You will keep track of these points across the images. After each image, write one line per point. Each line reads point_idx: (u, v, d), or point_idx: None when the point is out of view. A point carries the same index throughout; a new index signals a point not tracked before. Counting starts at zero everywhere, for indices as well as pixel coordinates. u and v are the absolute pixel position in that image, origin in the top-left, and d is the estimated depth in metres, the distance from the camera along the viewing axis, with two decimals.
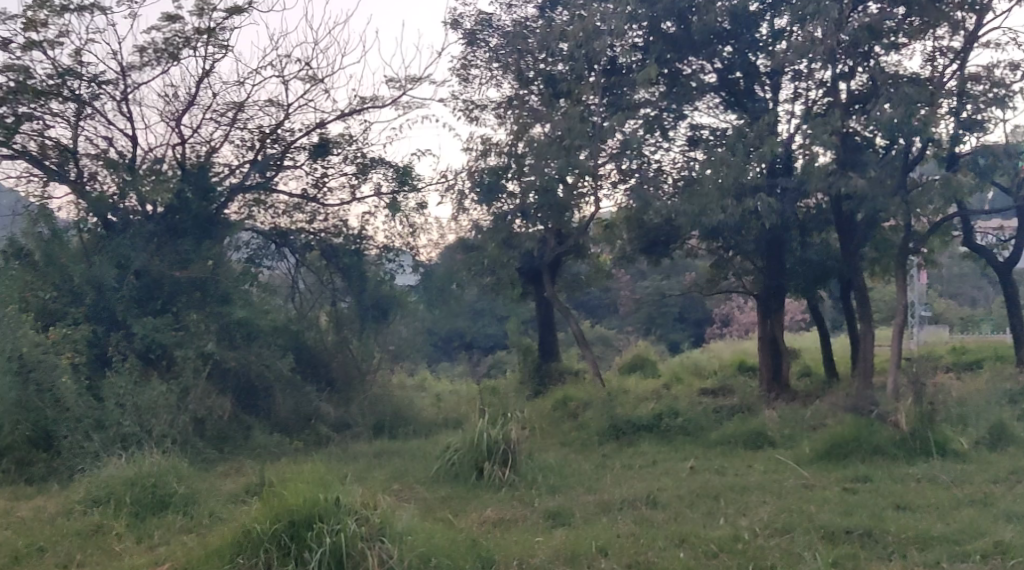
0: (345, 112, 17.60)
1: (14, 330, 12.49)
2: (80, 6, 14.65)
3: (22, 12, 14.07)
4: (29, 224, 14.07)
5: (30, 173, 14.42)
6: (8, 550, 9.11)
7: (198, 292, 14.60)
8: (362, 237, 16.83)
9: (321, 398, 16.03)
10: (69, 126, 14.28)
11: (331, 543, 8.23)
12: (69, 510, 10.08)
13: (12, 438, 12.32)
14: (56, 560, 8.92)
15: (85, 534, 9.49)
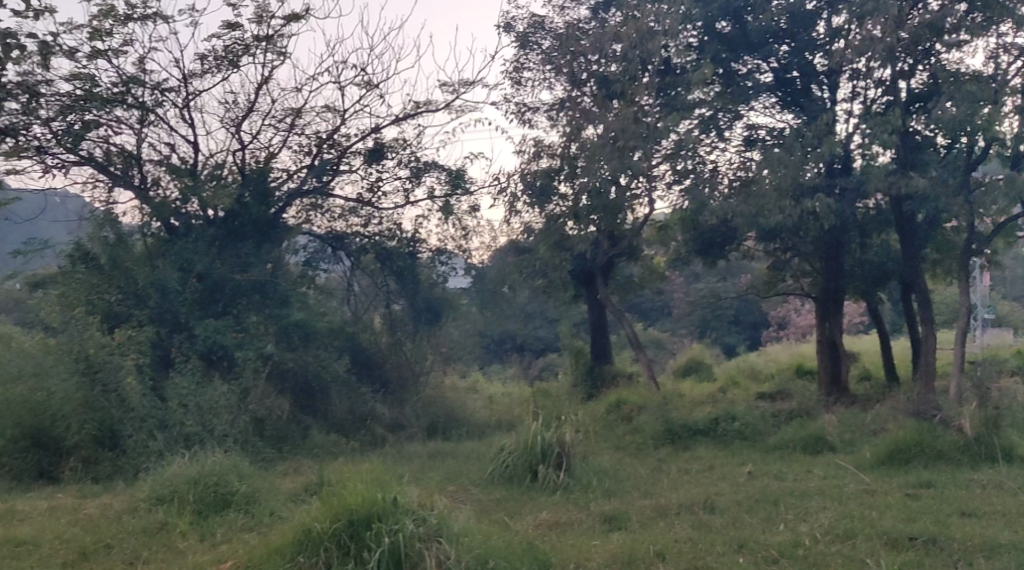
0: (399, 117, 17.76)
1: (82, 332, 12.73)
2: (144, 15, 14.87)
3: (89, 21, 14.30)
4: (95, 228, 14.33)
5: (95, 179, 14.53)
6: (76, 547, 9.25)
7: (258, 293, 14.81)
8: (416, 240, 16.98)
9: (376, 399, 16.06)
10: (133, 132, 14.44)
11: (389, 543, 8.23)
12: (133, 508, 10.17)
13: (78, 437, 12.48)
14: (122, 558, 9.02)
15: (150, 532, 9.57)
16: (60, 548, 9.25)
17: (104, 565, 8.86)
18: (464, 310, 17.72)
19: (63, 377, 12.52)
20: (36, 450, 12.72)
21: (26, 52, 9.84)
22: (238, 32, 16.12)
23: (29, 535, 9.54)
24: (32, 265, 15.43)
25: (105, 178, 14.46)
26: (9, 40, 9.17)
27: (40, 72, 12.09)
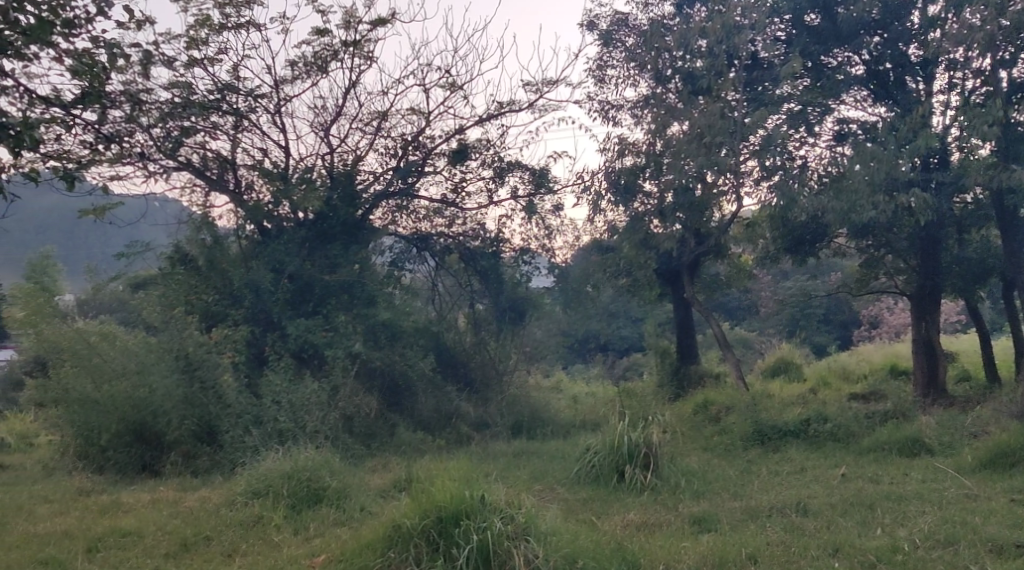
0: (482, 117, 17.77)
1: (181, 332, 13.38)
2: (238, 23, 15.13)
3: (186, 31, 14.57)
4: (193, 231, 14.82)
5: (193, 184, 14.78)
6: (177, 538, 9.39)
7: (346, 294, 15.01)
8: (500, 240, 16.99)
9: (461, 398, 16.06)
10: (228, 137, 14.68)
11: (478, 540, 8.19)
12: (231, 501, 10.28)
13: (178, 432, 12.82)
14: (221, 549, 9.14)
15: (247, 524, 9.69)
16: (163, 539, 9.41)
17: (203, 556, 8.99)
18: (548, 310, 17.54)
19: (165, 375, 12.99)
20: (138, 445, 12.95)
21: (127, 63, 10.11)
22: (327, 37, 16.33)
23: (132, 526, 9.75)
24: (138, 267, 15.21)
25: (203, 183, 14.67)
26: (111, 50, 9.43)
27: (141, 81, 12.34)
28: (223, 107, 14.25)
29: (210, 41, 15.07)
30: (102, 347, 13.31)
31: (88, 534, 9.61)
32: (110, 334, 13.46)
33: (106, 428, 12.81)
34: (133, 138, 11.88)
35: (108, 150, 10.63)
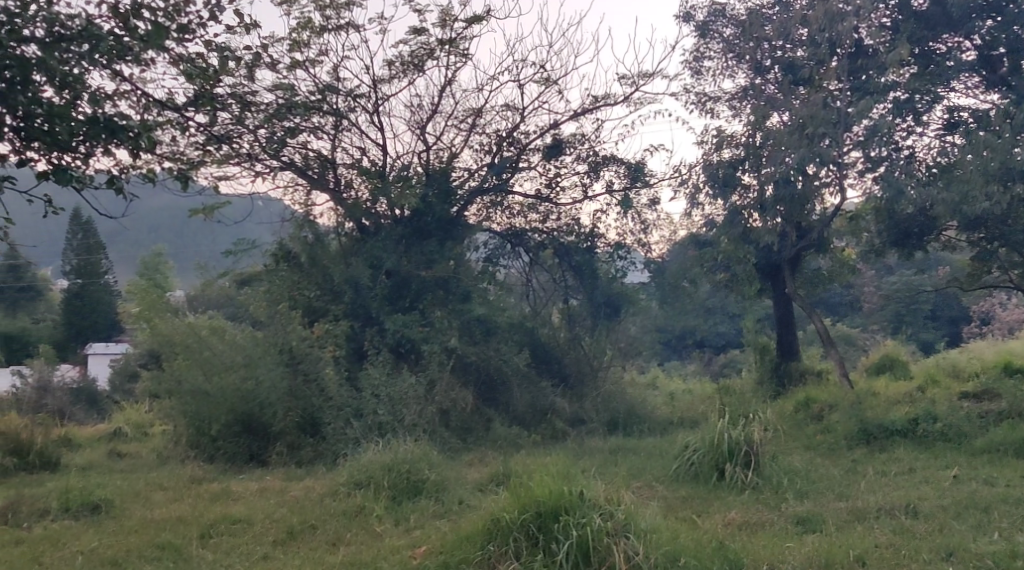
0: (577, 112, 17.69)
1: (285, 325, 13.75)
2: (338, 25, 15.25)
3: (289, 34, 14.73)
4: (295, 228, 14.88)
5: (295, 183, 14.92)
6: (283, 526, 9.52)
7: (441, 290, 15.14)
8: (594, 235, 16.83)
9: (557, 393, 15.95)
10: (327, 136, 14.83)
11: (577, 535, 8.04)
12: (334, 492, 10.44)
13: (284, 423, 13.28)
14: (326, 538, 9.22)
15: (350, 515, 9.75)
16: (271, 526, 9.55)
17: (308, 545, 9.07)
18: (644, 305, 17.35)
19: (270, 367, 13.35)
20: (246, 435, 13.34)
21: (237, 65, 10.26)
22: (422, 36, 16.42)
23: (242, 513, 9.90)
24: (247, 265, 15.16)
25: (305, 182, 14.79)
26: (222, 53, 9.53)
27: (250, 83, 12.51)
28: (324, 108, 14.50)
29: (311, 44, 15.21)
30: (211, 340, 13.42)
31: (200, 520, 9.80)
32: (220, 328, 13.59)
33: (216, 419, 13.18)
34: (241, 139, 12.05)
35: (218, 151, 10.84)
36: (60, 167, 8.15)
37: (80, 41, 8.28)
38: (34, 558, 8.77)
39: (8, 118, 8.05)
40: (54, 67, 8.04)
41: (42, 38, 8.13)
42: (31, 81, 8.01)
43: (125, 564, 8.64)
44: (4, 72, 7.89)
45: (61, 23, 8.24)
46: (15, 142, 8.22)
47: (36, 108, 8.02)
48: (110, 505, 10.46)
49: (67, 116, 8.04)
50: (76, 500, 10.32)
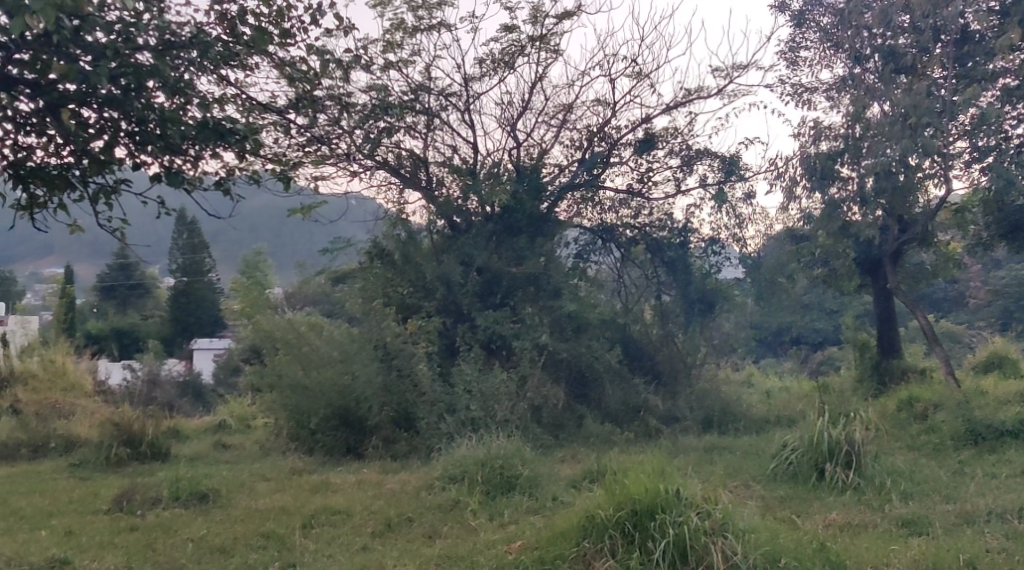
0: (669, 105, 17.46)
1: (380, 323, 13.88)
2: (431, 25, 15.28)
3: (383, 35, 14.82)
4: (389, 227, 14.94)
5: (389, 182, 15.02)
6: (381, 518, 9.59)
7: (532, 287, 15.05)
8: (688, 229, 16.60)
9: (649, 390, 15.76)
10: (419, 135, 14.87)
11: (674, 534, 7.87)
12: (430, 485, 10.50)
13: (379, 418, 13.58)
14: (422, 530, 9.25)
15: (446, 508, 9.79)
16: (370, 518, 9.64)
17: (405, 538, 9.11)
18: (740, 302, 16.78)
19: (366, 363, 13.58)
20: (343, 429, 13.74)
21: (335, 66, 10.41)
22: (512, 33, 16.33)
23: (342, 505, 10.03)
24: (342, 265, 15.26)
25: (398, 181, 14.91)
26: (321, 56, 9.70)
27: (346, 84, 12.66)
28: (417, 107, 14.61)
29: (404, 44, 15.30)
30: (310, 336, 13.94)
31: (301, 511, 9.93)
32: (318, 324, 14.08)
33: (315, 412, 13.66)
34: (338, 139, 12.20)
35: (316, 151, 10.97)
36: (171, 170, 8.32)
37: (190, 47, 8.41)
38: (146, 544, 8.90)
39: (123, 123, 8.10)
40: (167, 73, 8.09)
41: (155, 46, 8.21)
42: (145, 88, 8.05)
43: (233, 551, 8.74)
44: (119, 79, 7.93)
45: (171, 32, 8.36)
46: (128, 146, 8.23)
47: (149, 113, 8.07)
48: (216, 494, 10.64)
49: (178, 121, 8.10)
50: (185, 489, 10.46)
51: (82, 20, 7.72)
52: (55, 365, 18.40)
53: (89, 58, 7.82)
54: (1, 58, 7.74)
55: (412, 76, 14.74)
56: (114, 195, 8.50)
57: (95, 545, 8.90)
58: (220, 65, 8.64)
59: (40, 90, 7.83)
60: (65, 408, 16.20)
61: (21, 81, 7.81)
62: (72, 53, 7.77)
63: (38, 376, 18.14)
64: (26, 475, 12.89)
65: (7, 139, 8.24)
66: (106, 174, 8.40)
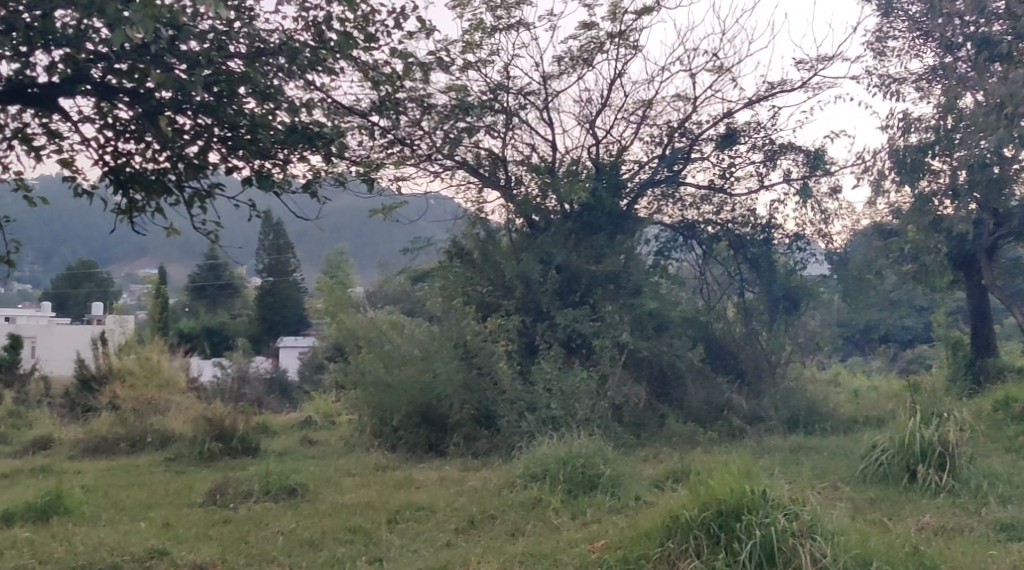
0: (752, 99, 17.12)
1: (459, 321, 13.91)
2: (509, 24, 15.22)
3: (461, 36, 14.80)
4: (468, 226, 14.99)
5: (468, 181, 14.95)
6: (463, 516, 9.53)
7: (613, 285, 14.83)
8: (772, 226, 16.24)
9: (733, 389, 15.50)
10: (498, 135, 14.81)
11: (760, 535, 7.65)
12: (510, 484, 10.41)
13: (460, 415, 13.49)
14: (505, 528, 9.16)
15: (528, 506, 9.70)
16: (453, 515, 9.61)
17: (488, 535, 9.03)
18: (825, 299, 16.45)
19: (447, 361, 13.53)
20: (425, 426, 13.77)
21: (419, 69, 10.30)
22: (592, 30, 16.20)
23: (425, 502, 10.02)
24: (421, 263, 15.35)
25: (477, 180, 14.84)
26: (404, 58, 9.59)
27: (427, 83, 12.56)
28: (496, 106, 14.57)
29: (483, 44, 15.25)
30: (392, 334, 14.02)
31: (386, 506, 9.97)
32: (399, 323, 14.14)
33: (398, 410, 13.71)
34: (420, 141, 12.11)
35: (400, 152, 11.11)
36: (262, 173, 8.22)
37: (279, 54, 8.45)
38: (239, 536, 8.96)
39: (215, 129, 8.11)
40: (257, 80, 8.14)
41: (245, 53, 8.31)
42: (237, 94, 8.12)
43: (321, 545, 8.77)
44: (212, 87, 8.04)
45: (261, 39, 8.46)
46: (221, 150, 8.19)
47: (240, 119, 8.09)
48: (304, 488, 10.70)
49: (269, 125, 8.12)
50: (275, 483, 10.56)
51: (176, 30, 7.89)
52: (151, 362, 18.48)
53: (184, 67, 7.95)
54: (101, 69, 7.92)
55: (491, 75, 14.71)
56: (207, 200, 8.38)
57: (192, 536, 8.98)
58: (309, 70, 8.58)
59: (138, 98, 7.90)
60: (160, 403, 16.54)
61: (121, 89, 7.91)
62: (167, 61, 7.86)
63: (135, 373, 18.20)
64: (123, 468, 13.15)
65: (107, 146, 8.42)
66: (200, 178, 8.30)
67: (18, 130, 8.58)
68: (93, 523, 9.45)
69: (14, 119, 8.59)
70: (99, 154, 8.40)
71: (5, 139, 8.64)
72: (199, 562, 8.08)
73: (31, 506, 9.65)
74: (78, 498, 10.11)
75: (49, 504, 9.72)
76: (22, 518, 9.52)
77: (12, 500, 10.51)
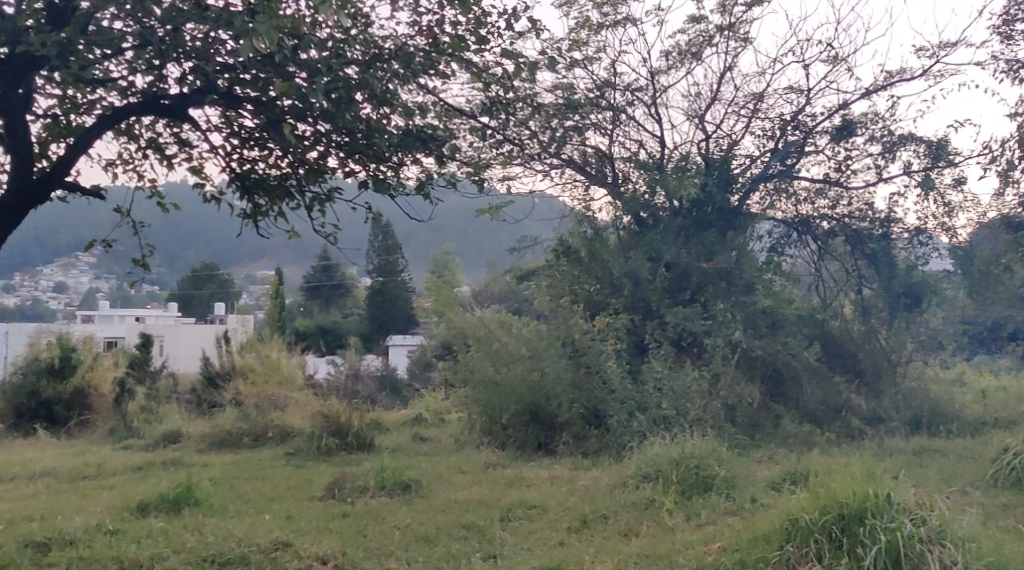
0: (870, 89, 16.56)
1: (568, 320, 13.84)
2: (616, 20, 15.01)
3: (568, 34, 14.66)
4: (575, 224, 14.79)
5: (574, 179, 14.61)
6: (575, 515, 9.38)
7: (724, 282, 14.50)
8: (891, 220, 15.55)
9: (852, 389, 14.99)
10: (606, 132, 14.63)
11: (886, 541, 7.28)
12: (623, 484, 10.24)
13: (569, 415, 13.34)
14: (618, 528, 8.97)
15: (641, 506, 9.50)
16: (565, 514, 9.48)
17: (602, 535, 8.85)
18: (950, 296, 15.56)
19: (555, 360, 13.38)
20: (535, 425, 13.68)
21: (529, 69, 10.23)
22: (701, 24, 15.87)
23: (537, 500, 9.91)
24: (529, 261, 15.42)
25: (583, 178, 14.51)
26: (515, 58, 9.46)
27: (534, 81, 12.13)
28: (603, 103, 14.35)
29: (589, 41, 15.08)
30: (500, 333, 13.96)
31: (499, 504, 9.89)
32: (507, 321, 14.10)
33: (506, 409, 13.62)
34: (530, 141, 11.95)
35: (511, 154, 11.10)
36: (378, 178, 8.17)
37: (392, 59, 8.39)
38: (358, 530, 8.98)
39: (334, 136, 8.14)
40: (375, 86, 8.13)
41: (361, 60, 8.29)
42: (355, 101, 8.05)
43: (436, 541, 8.73)
44: (331, 94, 7.98)
45: (376, 46, 8.48)
46: (339, 156, 8.24)
47: (357, 125, 8.09)
48: (418, 484, 10.71)
49: (384, 130, 8.10)
50: (390, 478, 10.57)
51: (297, 39, 7.93)
52: (270, 360, 18.85)
53: (304, 75, 7.93)
54: (227, 79, 7.98)
55: (597, 73, 14.56)
56: (327, 204, 8.38)
57: (313, 529, 9.04)
58: (422, 75, 8.52)
59: (261, 107, 7.94)
60: (279, 398, 16.81)
61: (245, 98, 7.97)
62: (288, 70, 7.91)
63: (255, 370, 18.59)
64: (246, 462, 13.37)
65: (233, 153, 8.53)
66: (319, 183, 8.34)
67: (151, 140, 8.76)
68: (220, 514, 9.59)
69: (147, 129, 8.76)
70: (226, 161, 8.51)
71: (139, 149, 8.83)
72: (322, 555, 8.06)
73: (163, 497, 9.78)
74: (207, 490, 10.23)
75: (180, 496, 9.83)
76: (154, 508, 9.67)
77: (143, 492, 10.74)
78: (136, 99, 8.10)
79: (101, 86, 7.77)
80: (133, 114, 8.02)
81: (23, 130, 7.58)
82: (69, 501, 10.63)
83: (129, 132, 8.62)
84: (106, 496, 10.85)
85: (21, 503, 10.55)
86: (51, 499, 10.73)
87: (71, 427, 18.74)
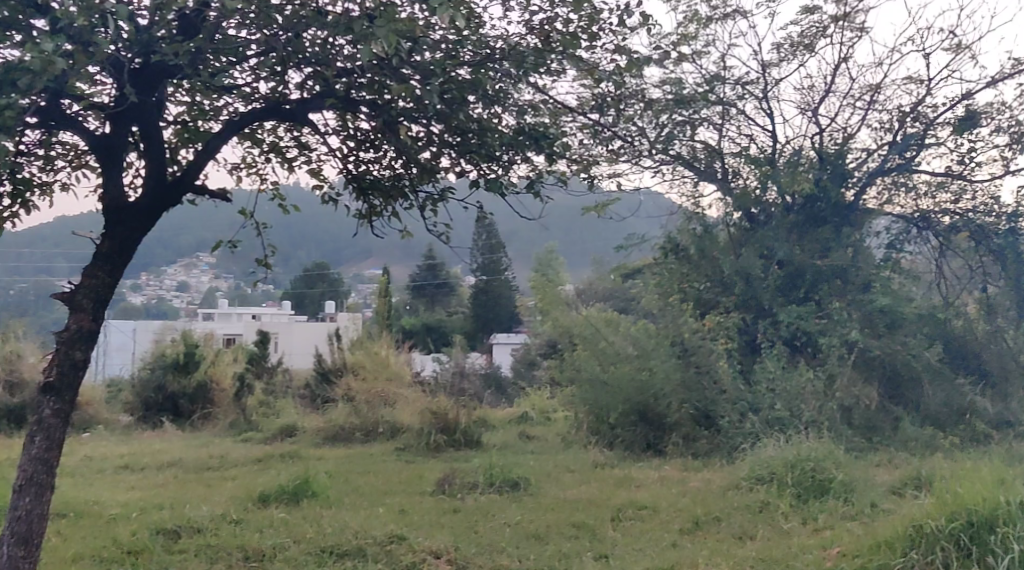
0: (994, 78, 15.87)
1: (676, 318, 13.67)
2: (726, 13, 14.70)
3: (677, 28, 14.40)
4: (684, 221, 14.54)
5: (682, 174, 14.37)
6: (688, 516, 9.18)
7: (839, 280, 14.08)
8: (1020, 213, 14.79)
9: (976, 391, 14.41)
10: (715, 127, 14.33)
11: (1019, 550, 6.90)
12: (735, 486, 9.99)
13: (679, 415, 13.16)
14: (733, 531, 8.73)
15: (755, 509, 9.24)
16: (679, 514, 9.28)
17: (716, 537, 8.62)
18: None
19: (664, 359, 13.25)
20: (642, 424, 13.42)
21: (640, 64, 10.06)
22: (814, 14, 15.44)
23: (648, 501, 9.72)
24: (636, 259, 15.50)
25: (692, 174, 14.18)
26: (628, 54, 9.31)
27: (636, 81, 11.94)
28: (712, 98, 14.08)
29: (698, 35, 14.80)
30: (607, 331, 13.89)
31: (609, 503, 9.74)
32: (613, 320, 14.11)
33: (614, 408, 13.41)
34: (638, 139, 11.77)
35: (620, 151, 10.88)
36: (490, 177, 8.13)
37: (504, 58, 8.26)
38: (468, 526, 8.93)
39: (447, 136, 8.10)
40: (486, 86, 8.11)
41: (472, 61, 8.16)
42: (467, 102, 8.02)
43: (547, 539, 8.62)
44: (444, 95, 7.95)
45: (487, 46, 8.31)
46: (451, 156, 8.20)
47: (470, 125, 8.05)
48: (527, 482, 10.64)
49: (495, 129, 8.06)
50: (499, 476, 10.53)
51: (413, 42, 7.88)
52: (379, 357, 19.02)
53: (418, 77, 7.87)
54: (344, 83, 7.96)
55: (706, 66, 14.21)
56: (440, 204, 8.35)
57: (426, 523, 9.02)
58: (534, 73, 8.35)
59: (378, 109, 7.94)
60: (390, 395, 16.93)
61: (361, 101, 7.98)
62: (403, 73, 7.86)
63: (366, 367, 18.84)
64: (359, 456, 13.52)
65: (350, 156, 8.57)
66: (433, 183, 8.32)
67: (273, 144, 8.86)
68: (336, 507, 9.67)
69: (270, 133, 8.87)
70: (343, 163, 8.55)
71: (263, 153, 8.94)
72: (436, 549, 7.99)
73: (283, 489, 9.92)
74: (324, 483, 10.35)
75: (299, 487, 9.96)
76: (274, 500, 9.82)
77: (263, 484, 10.91)
78: (260, 105, 8.21)
79: (226, 93, 7.87)
80: (256, 119, 8.09)
81: (157, 133, 7.68)
82: (194, 490, 10.88)
83: (252, 136, 8.73)
84: (229, 486, 11.07)
85: (150, 492, 10.84)
86: (178, 489, 11.00)
87: (193, 420, 19.26)
